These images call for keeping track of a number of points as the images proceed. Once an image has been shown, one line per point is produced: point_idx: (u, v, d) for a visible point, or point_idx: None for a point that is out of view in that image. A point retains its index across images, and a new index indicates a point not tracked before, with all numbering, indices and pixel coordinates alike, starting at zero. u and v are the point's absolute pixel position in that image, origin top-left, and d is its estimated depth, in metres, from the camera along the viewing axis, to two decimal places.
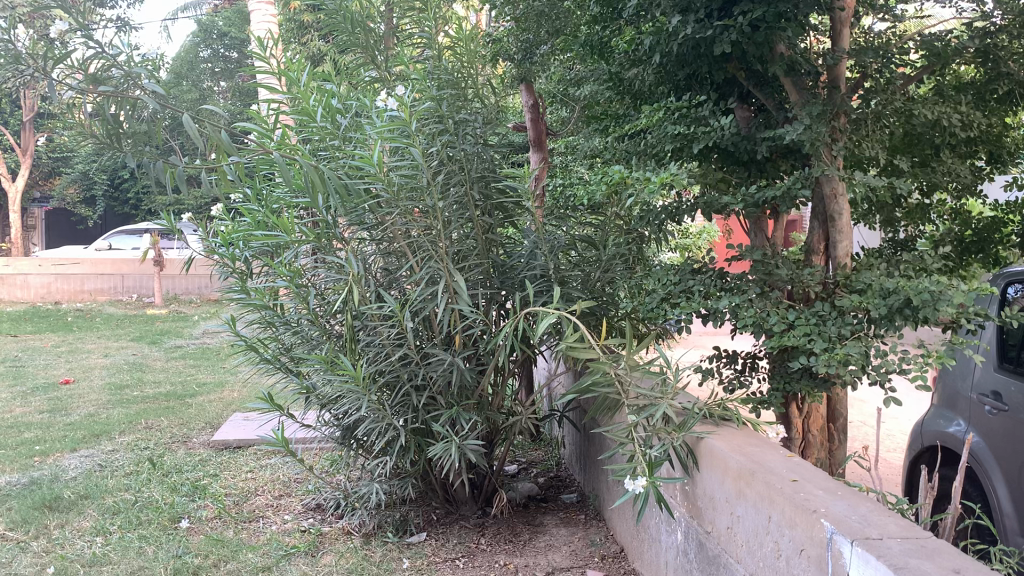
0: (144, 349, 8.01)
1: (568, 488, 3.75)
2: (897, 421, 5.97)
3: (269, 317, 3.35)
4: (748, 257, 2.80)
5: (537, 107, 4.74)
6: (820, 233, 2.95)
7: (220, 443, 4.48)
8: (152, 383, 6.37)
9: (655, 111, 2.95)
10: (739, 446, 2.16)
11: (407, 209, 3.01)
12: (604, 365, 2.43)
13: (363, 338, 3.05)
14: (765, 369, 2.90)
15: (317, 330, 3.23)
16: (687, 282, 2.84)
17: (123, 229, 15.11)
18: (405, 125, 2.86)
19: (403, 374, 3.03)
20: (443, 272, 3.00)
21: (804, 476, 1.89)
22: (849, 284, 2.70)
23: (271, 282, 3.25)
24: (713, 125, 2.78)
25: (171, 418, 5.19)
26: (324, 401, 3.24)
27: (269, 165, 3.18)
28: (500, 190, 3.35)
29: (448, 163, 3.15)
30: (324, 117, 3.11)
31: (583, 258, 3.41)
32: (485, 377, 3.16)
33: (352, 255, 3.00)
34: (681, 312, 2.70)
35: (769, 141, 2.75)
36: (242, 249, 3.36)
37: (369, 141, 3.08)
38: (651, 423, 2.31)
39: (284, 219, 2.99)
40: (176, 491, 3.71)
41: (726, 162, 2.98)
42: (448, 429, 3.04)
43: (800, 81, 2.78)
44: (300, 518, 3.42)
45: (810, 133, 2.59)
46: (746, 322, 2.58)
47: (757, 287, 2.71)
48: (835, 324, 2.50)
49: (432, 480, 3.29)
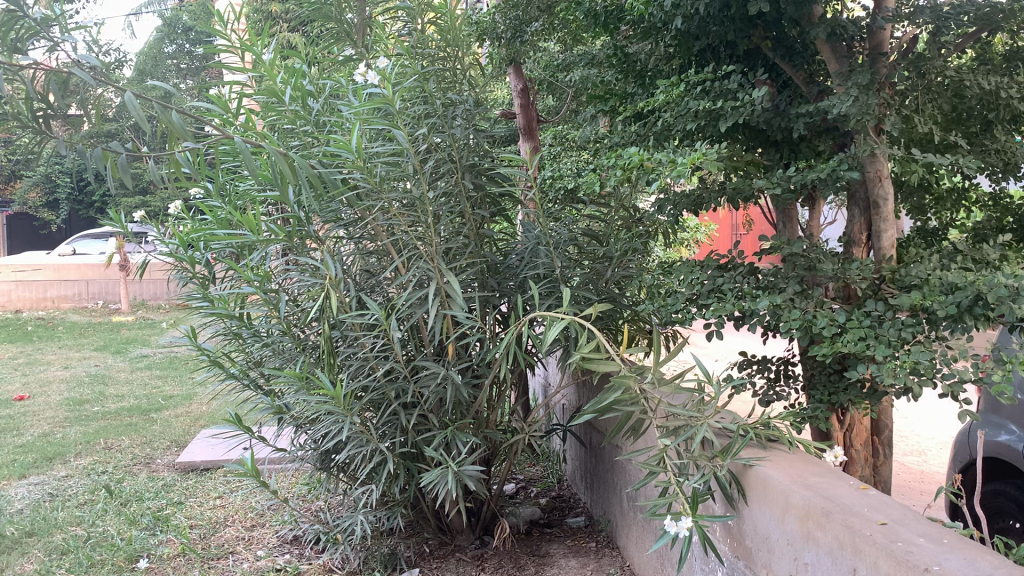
0: (109, 359, 7.57)
1: (572, 510, 3.39)
2: (910, 424, 5.66)
3: (236, 328, 2.94)
4: (784, 251, 2.45)
5: (525, 92, 4.31)
6: (862, 221, 2.61)
7: (186, 465, 4.07)
8: (115, 397, 5.94)
9: (673, 87, 2.59)
10: (798, 477, 1.81)
11: (391, 202, 2.64)
12: (629, 379, 2.07)
13: (343, 351, 2.67)
14: (802, 378, 2.57)
15: (290, 341, 2.85)
16: (715, 281, 2.47)
17: (87, 233, 14.57)
18: (388, 104, 2.49)
19: (389, 391, 2.65)
20: (433, 272, 2.62)
21: (893, 517, 1.54)
22: (898, 278, 2.37)
23: (235, 287, 2.86)
24: (742, 98, 2.41)
25: (134, 436, 4.78)
26: (300, 422, 2.89)
27: (231, 151, 2.80)
28: (493, 178, 2.99)
29: (436, 150, 2.77)
30: (294, 99, 2.74)
31: (586, 255, 3.05)
32: (482, 392, 2.79)
33: (328, 256, 2.61)
34: (712, 315, 2.34)
35: (807, 117, 2.40)
36: (203, 251, 2.96)
37: (345, 124, 2.72)
38: (688, 449, 1.95)
39: (249, 215, 2.60)
40: (135, 523, 3.31)
41: (753, 142, 2.63)
42: (443, 454, 2.66)
43: (838, 48, 2.44)
44: (274, 554, 3.04)
45: (859, 105, 2.23)
46: (789, 326, 2.23)
47: (797, 284, 2.35)
48: (893, 327, 2.15)
49: (424, 509, 2.93)
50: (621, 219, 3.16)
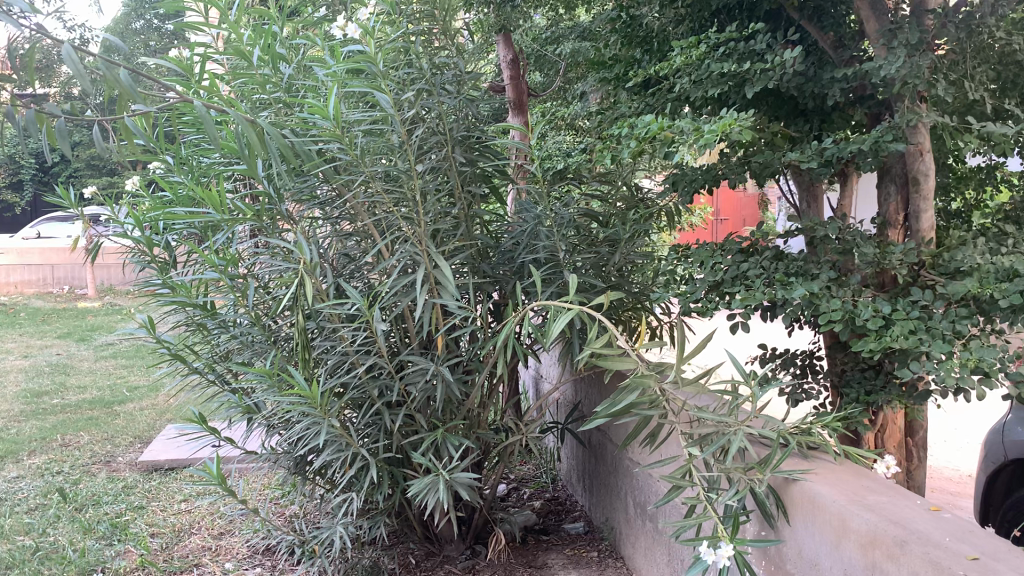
0: (72, 348, 7.20)
1: (569, 514, 3.13)
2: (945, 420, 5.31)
3: (199, 319, 2.64)
4: (816, 233, 2.20)
5: (516, 64, 4.02)
6: (898, 199, 2.34)
7: (150, 464, 3.77)
8: (76, 388, 5.60)
9: (691, 48, 2.31)
10: (854, 495, 1.55)
11: (373, 177, 2.34)
12: (649, 379, 1.80)
13: (319, 345, 2.38)
14: (832, 373, 2.33)
15: (259, 333, 2.55)
16: (740, 267, 2.21)
17: (51, 216, 14.10)
18: (370, 63, 2.18)
19: (372, 390, 2.37)
20: (422, 257, 2.34)
21: (985, 552, 1.28)
22: (945, 264, 2.10)
23: (198, 272, 2.56)
24: (772, 61, 2.14)
25: (94, 431, 4.46)
26: (272, 423, 2.60)
27: (192, 120, 2.49)
28: (486, 153, 2.71)
29: (423, 119, 2.48)
30: (263, 60, 2.43)
31: (587, 237, 2.77)
32: (475, 390, 2.51)
33: (302, 239, 2.31)
34: (738, 305, 2.07)
35: (844, 82, 2.12)
36: (162, 232, 2.65)
37: (320, 89, 2.42)
38: (723, 461, 1.69)
39: (212, 192, 2.30)
40: (90, 532, 3.01)
41: (779, 112, 2.37)
42: (432, 459, 2.38)
43: (878, 3, 2.16)
44: (243, 567, 2.75)
45: (909, 66, 1.95)
46: (828, 319, 1.97)
47: (832, 271, 2.10)
48: (946, 319, 1.89)
49: (410, 517, 2.65)
50: (624, 199, 2.89)
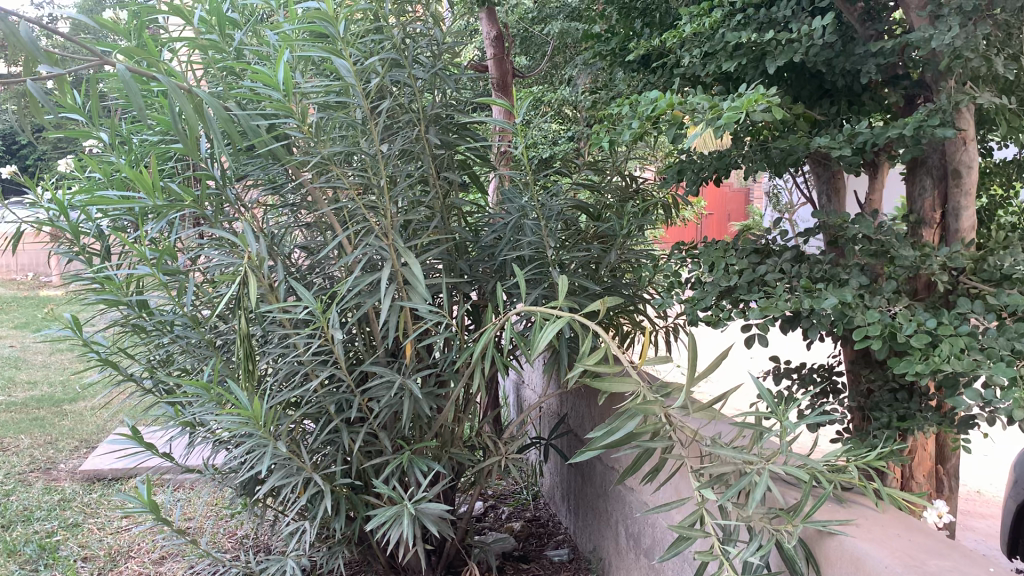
0: (27, 339, 6.81)
1: (552, 537, 2.84)
2: None
3: (135, 318, 2.30)
4: (844, 231, 1.90)
5: (501, 42, 3.71)
6: (934, 195, 2.06)
7: (93, 474, 3.44)
8: (26, 384, 5.25)
9: (701, 17, 2.02)
10: (910, 556, 1.26)
11: (332, 160, 2.02)
12: (655, 405, 1.49)
13: (269, 353, 2.06)
14: (854, 392, 2.05)
15: (201, 337, 2.22)
16: (755, 270, 1.91)
17: None
18: (329, 24, 1.86)
19: (328, 405, 2.05)
20: (388, 251, 2.02)
21: None
22: (993, 271, 1.81)
23: (131, 266, 2.22)
24: (797, 31, 1.84)
25: (38, 433, 4.11)
26: (216, 440, 2.27)
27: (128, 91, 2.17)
28: (464, 136, 2.39)
29: (392, 95, 2.16)
30: (208, 23, 2.11)
31: (577, 232, 2.49)
32: (448, 404, 2.20)
33: (247, 229, 1.98)
34: (756, 316, 1.77)
35: (882, 56, 1.83)
36: (93, 219, 2.31)
37: (276, 57, 2.10)
38: (743, 510, 1.39)
39: (145, 174, 1.96)
40: (14, 555, 2.68)
41: (802, 91, 2.08)
42: (397, 486, 2.07)
43: None
44: None
45: (964, 36, 1.65)
46: (863, 334, 1.67)
47: (865, 276, 1.80)
48: (1004, 336, 1.60)
49: (373, 546, 2.35)
50: (618, 190, 2.59)
